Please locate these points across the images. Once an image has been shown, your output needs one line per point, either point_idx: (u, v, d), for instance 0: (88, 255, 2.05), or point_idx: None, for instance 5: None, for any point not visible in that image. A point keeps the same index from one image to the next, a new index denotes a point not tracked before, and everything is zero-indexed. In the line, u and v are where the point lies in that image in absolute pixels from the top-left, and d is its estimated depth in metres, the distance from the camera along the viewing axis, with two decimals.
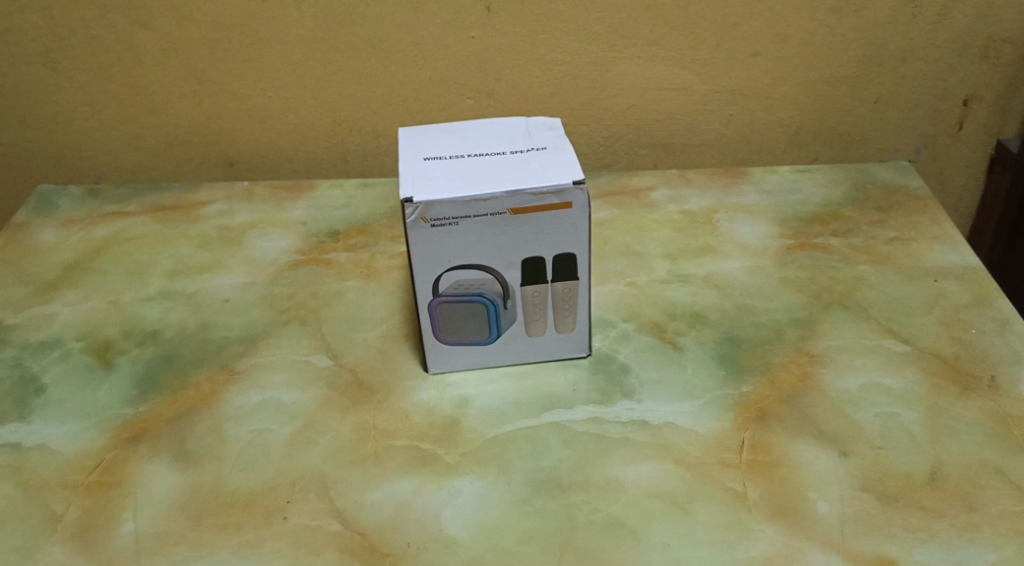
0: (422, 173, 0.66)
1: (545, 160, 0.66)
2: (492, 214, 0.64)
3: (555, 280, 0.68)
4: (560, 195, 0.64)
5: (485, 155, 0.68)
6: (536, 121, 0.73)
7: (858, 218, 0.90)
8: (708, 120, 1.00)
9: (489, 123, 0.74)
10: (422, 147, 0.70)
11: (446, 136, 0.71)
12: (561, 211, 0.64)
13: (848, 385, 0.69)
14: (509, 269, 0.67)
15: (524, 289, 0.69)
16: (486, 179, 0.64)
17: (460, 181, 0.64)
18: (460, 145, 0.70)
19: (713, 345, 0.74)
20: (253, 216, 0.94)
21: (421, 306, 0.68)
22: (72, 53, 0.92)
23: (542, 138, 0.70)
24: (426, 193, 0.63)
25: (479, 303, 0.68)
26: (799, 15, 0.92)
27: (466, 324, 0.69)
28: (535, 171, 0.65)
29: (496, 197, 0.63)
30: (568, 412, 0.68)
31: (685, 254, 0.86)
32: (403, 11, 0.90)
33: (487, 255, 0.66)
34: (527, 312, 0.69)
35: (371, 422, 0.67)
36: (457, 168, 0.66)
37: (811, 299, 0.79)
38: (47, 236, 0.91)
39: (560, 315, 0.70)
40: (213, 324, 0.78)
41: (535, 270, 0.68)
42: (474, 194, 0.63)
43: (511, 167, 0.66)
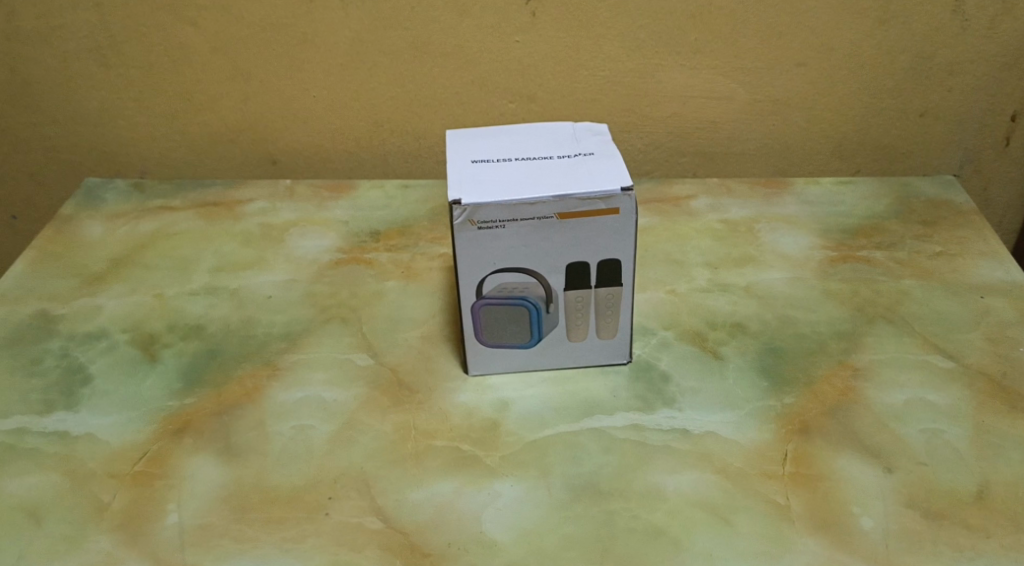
0: (469, 176, 0.66)
1: (592, 166, 0.66)
2: (539, 218, 0.64)
3: (598, 286, 0.68)
4: (607, 201, 0.64)
5: (532, 159, 0.68)
6: (582, 127, 0.73)
7: (902, 231, 0.89)
8: (750, 129, 0.99)
9: (535, 127, 0.74)
10: (469, 150, 0.70)
11: (492, 139, 0.72)
12: (607, 217, 0.64)
13: (892, 399, 0.69)
14: (552, 273, 0.67)
15: (567, 294, 0.69)
16: (533, 184, 0.64)
17: (507, 185, 0.65)
18: (507, 149, 0.70)
19: (754, 355, 0.73)
20: (295, 215, 0.95)
21: (464, 308, 0.68)
22: (123, 50, 0.94)
23: (589, 144, 0.70)
24: (473, 196, 0.63)
25: (522, 307, 0.68)
26: (846, 26, 0.92)
27: (508, 327, 0.69)
28: (582, 176, 0.65)
29: (543, 201, 0.63)
30: (608, 418, 0.68)
31: (726, 263, 0.85)
32: (449, 15, 0.91)
33: (532, 259, 0.66)
34: (569, 317, 0.69)
35: (412, 422, 0.68)
36: (505, 172, 0.66)
37: (854, 312, 0.78)
38: (93, 229, 0.93)
39: (602, 320, 0.70)
40: (256, 321, 0.79)
41: (578, 275, 0.68)
42: (521, 198, 0.63)
43: (558, 172, 0.66)
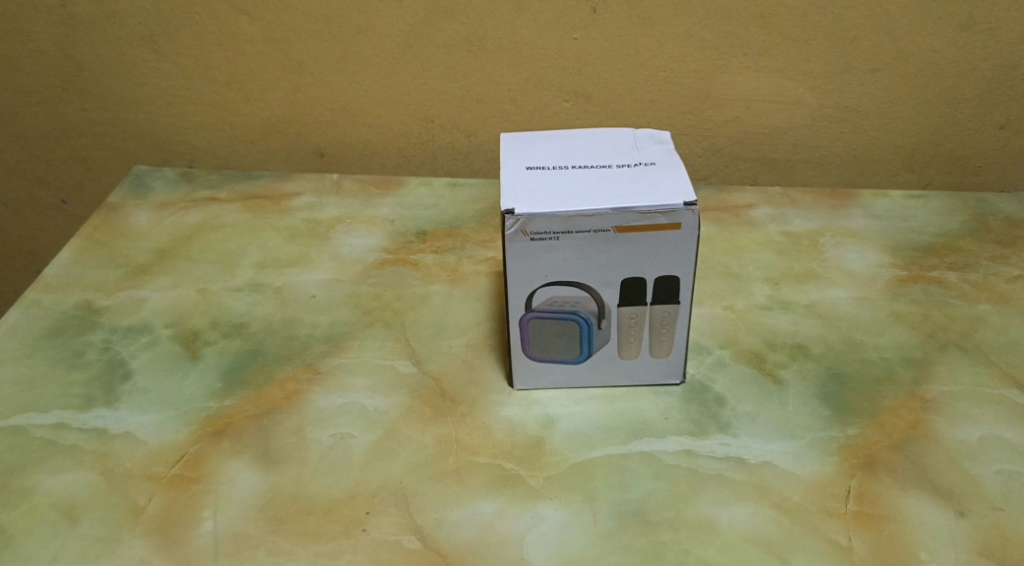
0: (524, 183, 0.63)
1: (653, 177, 0.63)
2: (594, 231, 0.61)
3: (654, 303, 0.65)
4: (668, 216, 0.60)
5: (589, 167, 0.65)
6: (643, 133, 0.69)
7: (978, 251, 0.84)
8: (816, 137, 0.95)
9: (593, 131, 0.70)
10: (523, 154, 0.67)
11: (549, 142, 0.68)
12: (668, 232, 0.61)
13: (965, 436, 0.64)
14: (606, 288, 0.64)
15: (620, 310, 0.65)
16: (591, 194, 0.61)
17: (563, 194, 0.62)
18: (564, 155, 0.66)
19: (816, 381, 0.69)
20: (341, 210, 0.93)
21: (512, 321, 0.65)
22: (176, 38, 0.93)
23: (650, 152, 0.66)
24: (527, 206, 0.60)
25: (573, 322, 0.65)
26: (923, 31, 0.87)
27: (558, 341, 0.66)
28: (643, 188, 0.62)
29: (600, 214, 0.60)
30: (659, 442, 0.64)
31: (788, 279, 0.81)
32: (507, 10, 0.88)
33: (586, 273, 0.63)
34: (621, 333, 0.66)
35: (454, 435, 0.65)
36: (561, 180, 0.63)
37: (924, 337, 0.73)
38: (140, 220, 0.92)
39: (657, 339, 0.67)
40: (299, 321, 0.77)
41: (634, 291, 0.65)
42: (578, 209, 0.60)
43: (617, 181, 0.63)
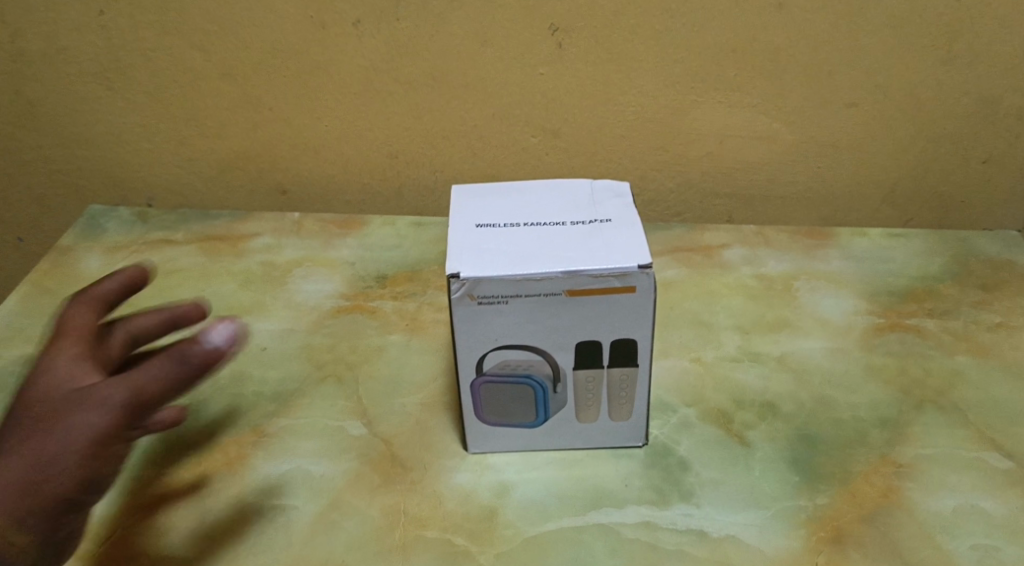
0: (472, 243, 0.60)
1: (608, 237, 0.60)
2: (545, 294, 0.57)
3: (611, 365, 0.62)
4: (623, 278, 0.57)
5: (542, 225, 0.62)
6: (600, 186, 0.66)
7: (958, 297, 0.80)
8: (792, 173, 0.91)
9: (549, 185, 0.67)
10: (475, 211, 0.64)
11: (502, 198, 0.65)
12: (622, 295, 0.58)
13: (939, 506, 0.61)
14: (560, 351, 0.61)
15: (576, 373, 0.62)
16: (541, 255, 0.58)
17: (513, 255, 0.58)
18: (517, 212, 0.63)
19: (786, 443, 0.66)
20: (300, 253, 0.90)
21: (462, 384, 0.62)
22: (130, 73, 0.90)
23: (606, 208, 0.63)
24: (474, 268, 0.57)
25: (527, 385, 0.62)
26: (903, 65, 0.83)
27: (511, 406, 0.63)
28: (597, 248, 0.59)
29: (551, 276, 0.57)
30: (617, 513, 0.61)
31: (759, 328, 0.78)
32: (470, 46, 0.85)
33: (538, 335, 0.60)
34: (578, 397, 0.63)
35: (402, 506, 0.62)
36: (511, 239, 0.60)
37: (899, 394, 0.70)
38: (91, 264, 0.90)
39: (615, 402, 0.63)
40: (248, 377, 0.74)
41: (589, 354, 0.61)
42: (526, 272, 0.57)
43: (570, 241, 0.60)
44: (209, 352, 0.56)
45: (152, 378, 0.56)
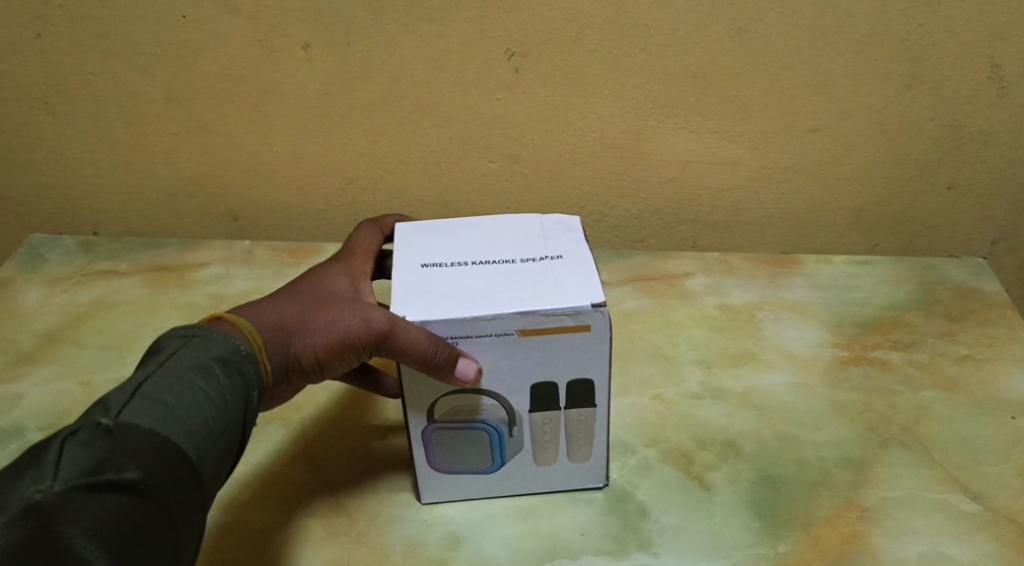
0: (417, 285, 0.57)
1: (559, 274, 0.57)
2: (495, 337, 0.55)
3: (569, 407, 0.59)
4: (577, 317, 0.54)
5: (491, 262, 0.59)
6: (551, 219, 0.64)
7: (924, 327, 0.79)
8: (757, 199, 0.88)
9: (497, 218, 0.65)
10: (420, 249, 0.61)
11: (448, 234, 0.63)
12: (576, 334, 0.55)
13: (905, 552, 0.59)
14: (515, 394, 0.58)
15: (533, 415, 0.59)
16: (490, 296, 0.55)
17: (460, 297, 0.56)
18: (464, 248, 0.61)
19: (748, 487, 0.64)
20: (250, 283, 0.89)
21: (413, 431, 0.59)
22: (70, 97, 0.85)
23: (558, 242, 0.61)
24: (419, 313, 0.54)
25: (481, 431, 0.59)
26: (870, 91, 0.80)
27: (466, 452, 0.60)
28: (548, 286, 0.56)
29: (502, 317, 0.54)
30: (572, 565, 0.58)
31: (722, 361, 0.76)
32: (424, 69, 0.81)
33: (490, 380, 0.57)
34: (535, 440, 0.60)
35: (346, 560, 0.59)
36: (459, 279, 0.57)
37: (865, 433, 0.68)
38: (30, 298, 0.87)
39: (575, 443, 0.61)
40: None
41: (545, 395, 0.59)
42: (474, 314, 0.54)
43: (520, 280, 0.57)
44: (456, 376, 0.55)
45: (406, 338, 0.53)
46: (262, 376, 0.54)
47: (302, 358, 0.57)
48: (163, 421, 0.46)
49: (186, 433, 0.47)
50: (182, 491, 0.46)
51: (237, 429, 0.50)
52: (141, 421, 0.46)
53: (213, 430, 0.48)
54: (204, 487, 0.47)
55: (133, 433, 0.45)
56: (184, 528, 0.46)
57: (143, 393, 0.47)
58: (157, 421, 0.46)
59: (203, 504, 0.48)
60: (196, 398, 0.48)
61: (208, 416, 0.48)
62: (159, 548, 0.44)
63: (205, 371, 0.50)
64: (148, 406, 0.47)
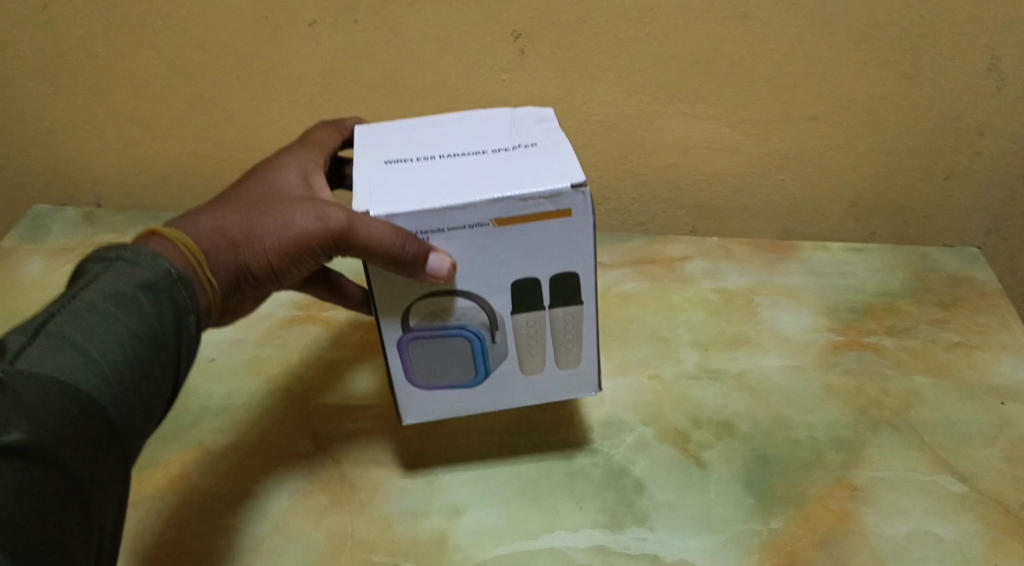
0: (381, 180, 0.54)
1: (532, 159, 0.55)
2: (470, 228, 0.52)
3: (553, 305, 0.57)
4: (555, 202, 0.52)
5: (460, 155, 0.56)
6: (522, 112, 0.61)
7: (916, 314, 0.81)
8: (755, 185, 0.89)
9: (466, 116, 0.62)
10: (385, 148, 0.58)
11: (414, 132, 0.60)
12: (556, 220, 0.53)
13: (893, 530, 0.61)
14: (496, 295, 0.56)
15: (515, 318, 0.57)
16: (460, 185, 0.53)
17: (428, 187, 0.53)
18: (432, 144, 0.58)
19: (742, 465, 0.65)
20: None
21: (391, 346, 0.57)
22: (74, 70, 0.85)
23: (530, 132, 0.58)
24: (385, 206, 0.52)
25: (462, 337, 0.56)
26: (869, 81, 0.81)
27: (449, 366, 0.58)
28: (522, 172, 0.53)
29: (474, 205, 0.51)
30: (570, 536, 0.60)
31: (718, 343, 0.77)
32: (429, 49, 0.81)
33: (469, 280, 0.55)
34: (520, 346, 0.58)
35: (349, 529, 0.61)
36: (425, 171, 0.55)
37: (857, 415, 0.70)
38: (34, 269, 0.88)
39: (563, 346, 0.58)
40: (193, 390, 0.72)
41: (528, 295, 0.56)
42: (445, 203, 0.51)
43: (492, 168, 0.54)
44: (428, 272, 0.52)
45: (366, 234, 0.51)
46: (196, 301, 0.53)
47: (255, 266, 0.56)
48: (69, 361, 0.46)
49: (91, 374, 0.47)
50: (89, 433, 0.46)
51: (161, 359, 0.50)
52: (47, 364, 0.46)
53: (127, 367, 0.48)
54: (118, 433, 0.47)
55: (32, 382, 0.45)
56: (95, 480, 0.46)
57: (54, 333, 0.47)
58: (63, 361, 0.46)
59: (122, 443, 0.48)
60: (108, 337, 0.48)
61: (123, 349, 0.48)
62: (63, 506, 0.44)
63: (120, 305, 0.49)
64: (53, 348, 0.46)
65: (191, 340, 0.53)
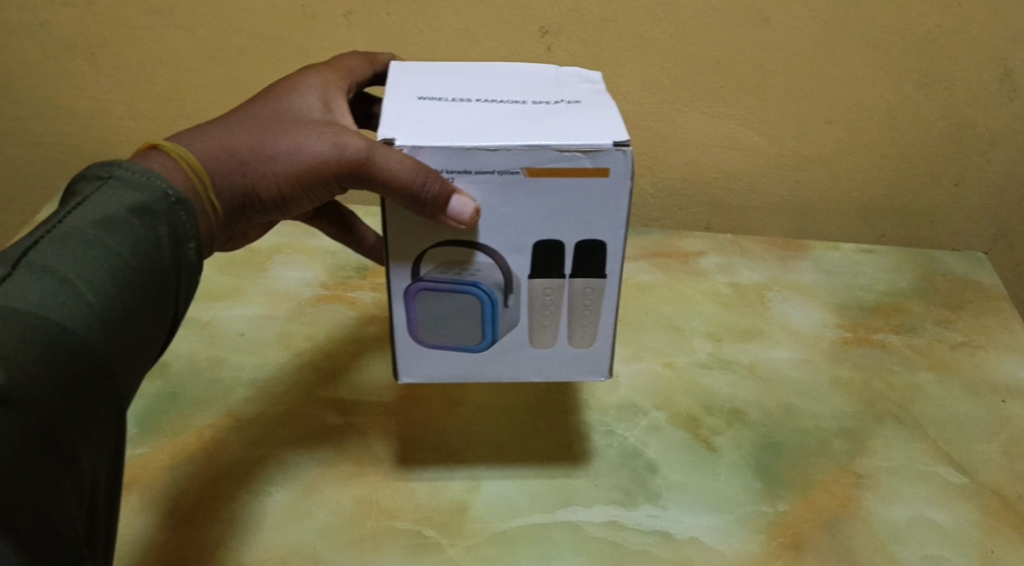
0: (411, 114, 0.52)
1: (574, 116, 0.52)
2: (498, 173, 0.49)
3: (574, 275, 0.53)
4: (594, 158, 0.49)
5: (498, 102, 0.54)
6: (567, 72, 0.59)
7: (923, 313, 0.83)
8: (770, 185, 0.92)
9: (509, 69, 0.60)
10: (418, 86, 0.56)
11: (451, 77, 0.58)
12: (593, 179, 0.49)
13: (895, 515, 0.63)
14: (514, 254, 0.52)
15: (532, 282, 0.53)
16: (495, 128, 0.50)
17: (459, 126, 0.50)
18: (469, 90, 0.55)
19: (751, 451, 0.68)
20: (281, 239, 0.90)
21: (396, 291, 0.53)
22: (113, 50, 0.88)
23: (574, 92, 0.56)
24: (411, 138, 0.49)
25: (471, 295, 0.53)
26: (884, 86, 0.83)
27: (454, 323, 0.54)
28: (562, 124, 0.50)
29: (506, 149, 0.48)
30: (585, 511, 0.63)
31: (730, 335, 0.80)
32: (459, 42, 0.84)
33: (489, 231, 0.51)
34: (532, 313, 0.54)
35: (373, 496, 0.63)
36: (458, 113, 0.52)
37: (862, 407, 0.72)
38: None
39: (577, 322, 0.54)
40: (224, 361, 0.74)
41: (549, 257, 0.52)
42: (477, 143, 0.48)
43: (530, 117, 0.51)
44: (449, 215, 0.49)
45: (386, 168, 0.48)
46: (194, 228, 0.50)
47: (262, 190, 0.54)
48: (54, 289, 0.42)
49: (80, 303, 0.43)
50: (78, 368, 0.42)
51: (155, 287, 0.46)
52: (28, 295, 0.41)
53: (119, 295, 0.44)
54: (109, 368, 0.44)
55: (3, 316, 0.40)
56: (80, 429, 0.42)
57: (33, 260, 0.43)
58: (48, 289, 0.42)
59: (115, 377, 0.44)
60: (93, 266, 0.44)
61: (114, 276, 0.44)
62: (36, 460, 0.40)
63: (110, 233, 0.45)
64: (34, 278, 0.42)
65: (190, 268, 0.49)
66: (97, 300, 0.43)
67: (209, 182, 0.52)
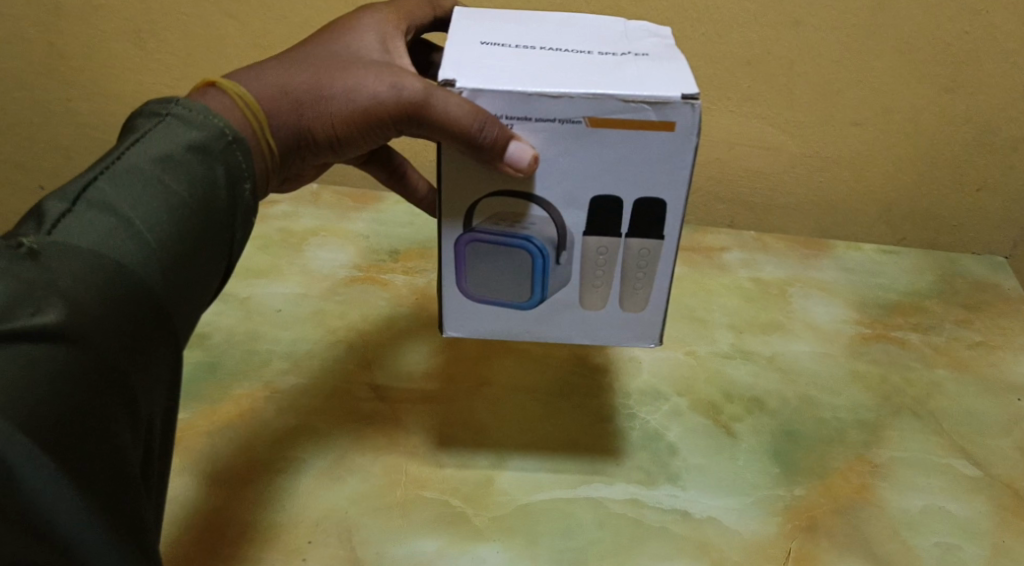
0: (474, 57, 0.52)
1: (641, 68, 0.52)
2: (559, 122, 0.49)
3: (630, 235, 0.53)
4: (660, 111, 0.49)
5: (563, 51, 0.54)
6: (635, 28, 0.59)
7: (942, 313, 0.85)
8: (794, 185, 0.94)
9: (577, 21, 0.60)
10: (483, 32, 0.56)
11: (517, 26, 0.58)
12: (657, 133, 0.49)
13: (909, 504, 0.65)
14: (570, 209, 0.53)
15: (588, 240, 0.53)
16: (560, 74, 0.50)
17: (523, 71, 0.51)
18: (534, 38, 0.56)
19: (769, 438, 0.70)
20: (316, 222, 0.93)
21: (448, 241, 0.54)
22: (162, 35, 0.91)
23: (641, 46, 0.56)
24: (473, 80, 0.50)
25: (524, 250, 0.53)
26: (910, 91, 0.85)
27: (505, 277, 0.55)
28: (628, 75, 0.50)
29: (570, 96, 0.48)
30: (607, 488, 0.65)
31: (752, 328, 0.81)
32: None
33: (547, 181, 0.51)
34: (586, 272, 0.55)
35: (403, 467, 0.66)
36: (523, 59, 0.52)
37: (880, 401, 0.74)
38: None
39: (630, 286, 0.55)
40: (261, 335, 0.77)
41: (607, 213, 0.53)
42: (541, 88, 0.49)
43: (596, 67, 0.52)
44: (506, 161, 0.49)
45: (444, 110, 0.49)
46: (249, 168, 0.50)
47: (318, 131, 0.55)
48: (113, 224, 0.43)
49: (138, 238, 0.43)
50: (138, 300, 0.42)
51: (210, 226, 0.47)
52: (87, 230, 0.42)
53: (176, 232, 0.45)
54: (166, 302, 0.44)
55: (64, 252, 0.41)
56: (137, 364, 0.43)
57: (92, 197, 0.43)
58: (107, 224, 0.43)
59: (171, 312, 0.45)
60: (152, 205, 0.44)
61: (171, 211, 0.45)
62: (97, 394, 0.40)
63: (166, 170, 0.46)
64: (93, 213, 0.43)
65: (245, 210, 0.50)
66: (156, 236, 0.44)
67: (266, 121, 0.53)
